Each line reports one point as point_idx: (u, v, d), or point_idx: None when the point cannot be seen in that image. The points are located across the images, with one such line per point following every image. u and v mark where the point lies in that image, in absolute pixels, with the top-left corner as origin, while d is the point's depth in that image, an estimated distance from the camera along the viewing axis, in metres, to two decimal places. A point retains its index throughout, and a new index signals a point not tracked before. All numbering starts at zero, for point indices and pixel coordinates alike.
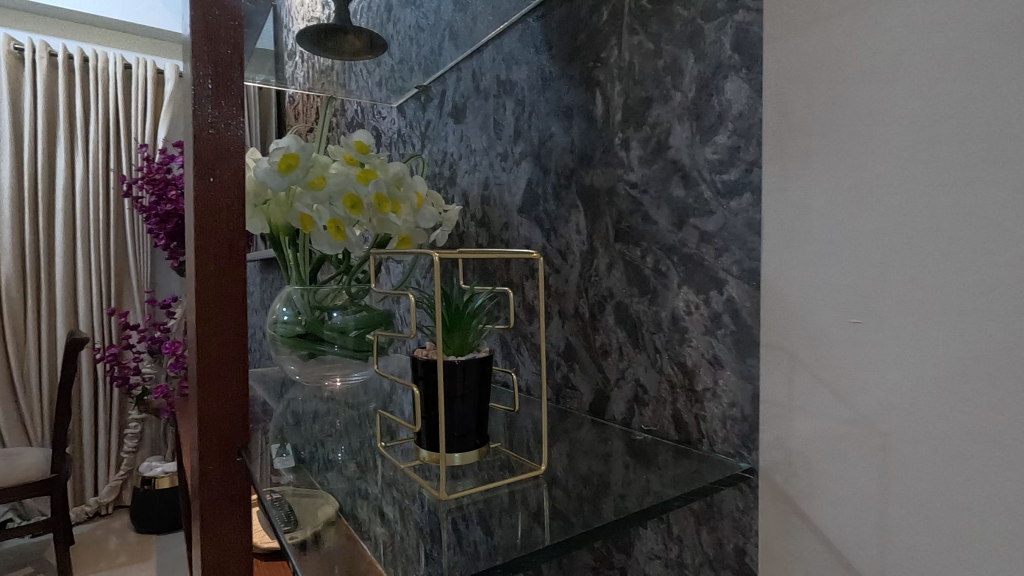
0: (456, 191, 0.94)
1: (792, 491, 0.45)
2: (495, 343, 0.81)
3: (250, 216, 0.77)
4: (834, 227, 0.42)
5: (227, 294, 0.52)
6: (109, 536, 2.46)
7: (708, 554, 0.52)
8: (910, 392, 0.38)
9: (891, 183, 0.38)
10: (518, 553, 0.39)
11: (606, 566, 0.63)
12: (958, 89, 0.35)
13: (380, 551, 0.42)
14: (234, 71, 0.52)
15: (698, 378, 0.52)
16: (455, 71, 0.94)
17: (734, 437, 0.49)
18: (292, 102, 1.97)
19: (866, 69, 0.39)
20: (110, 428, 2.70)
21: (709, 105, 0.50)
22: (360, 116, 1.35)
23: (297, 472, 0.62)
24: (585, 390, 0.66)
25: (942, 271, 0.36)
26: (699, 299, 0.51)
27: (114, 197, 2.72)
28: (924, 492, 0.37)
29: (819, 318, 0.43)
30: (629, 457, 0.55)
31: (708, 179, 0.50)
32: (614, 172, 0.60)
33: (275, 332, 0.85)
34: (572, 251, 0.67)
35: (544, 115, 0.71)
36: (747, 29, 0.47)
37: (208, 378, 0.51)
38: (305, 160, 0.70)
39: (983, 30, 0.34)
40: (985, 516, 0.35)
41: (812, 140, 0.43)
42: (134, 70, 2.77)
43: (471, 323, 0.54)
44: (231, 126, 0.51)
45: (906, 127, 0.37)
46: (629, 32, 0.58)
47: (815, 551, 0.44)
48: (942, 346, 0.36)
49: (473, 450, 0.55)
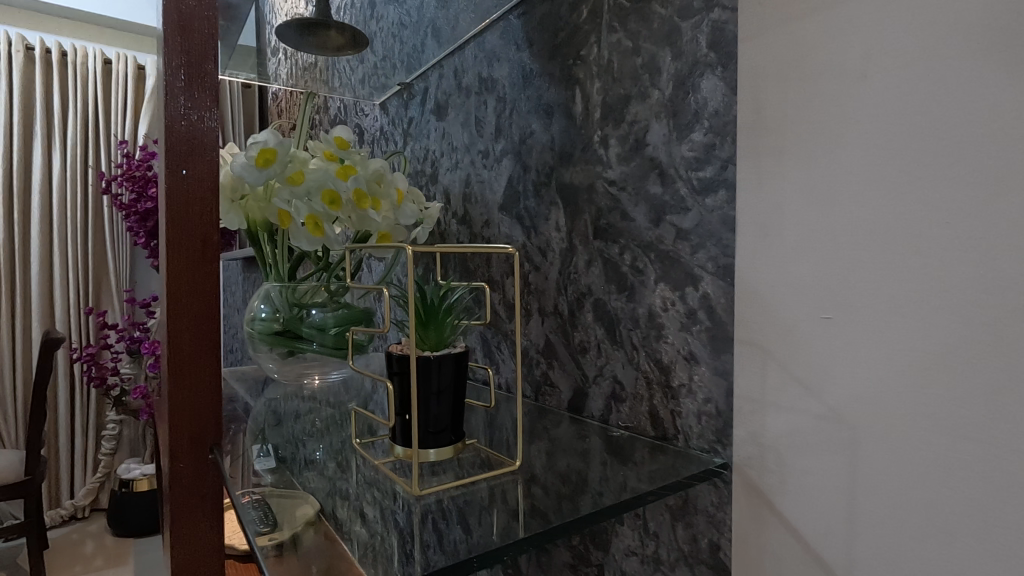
0: (437, 189, 0.94)
1: (765, 486, 0.45)
2: (475, 341, 0.81)
3: (226, 211, 0.76)
4: (807, 224, 0.42)
5: (201, 288, 0.51)
6: (84, 540, 2.41)
7: (683, 549, 0.52)
8: (879, 386, 0.38)
9: (860, 179, 0.39)
10: (492, 548, 0.40)
11: (584, 564, 0.63)
12: (924, 88, 0.36)
13: (361, 552, 0.42)
14: (208, 63, 0.51)
15: (674, 374, 0.52)
16: (438, 68, 0.94)
17: (708, 433, 0.49)
18: (275, 100, 1.95)
19: (837, 68, 0.40)
20: (88, 430, 2.65)
21: (685, 102, 0.50)
22: (343, 113, 1.34)
23: (276, 473, 0.62)
24: (563, 388, 0.66)
25: (910, 266, 0.36)
26: (675, 295, 0.52)
27: (93, 193, 2.67)
28: (893, 485, 0.38)
29: (792, 314, 0.43)
30: (607, 453, 0.55)
31: (685, 177, 0.50)
32: (593, 170, 0.60)
33: (252, 330, 0.84)
34: (552, 249, 0.67)
35: (525, 112, 0.71)
36: (723, 27, 0.47)
37: (180, 375, 0.50)
38: (283, 155, 0.69)
39: (948, 31, 0.34)
40: (951, 508, 0.35)
41: (785, 138, 0.43)
42: (114, 65, 2.72)
43: (445, 319, 0.54)
44: (205, 118, 0.50)
45: (875, 124, 0.38)
46: (609, 30, 0.58)
47: (786, 544, 0.44)
48: (909, 341, 0.37)
49: (448, 446, 0.54)
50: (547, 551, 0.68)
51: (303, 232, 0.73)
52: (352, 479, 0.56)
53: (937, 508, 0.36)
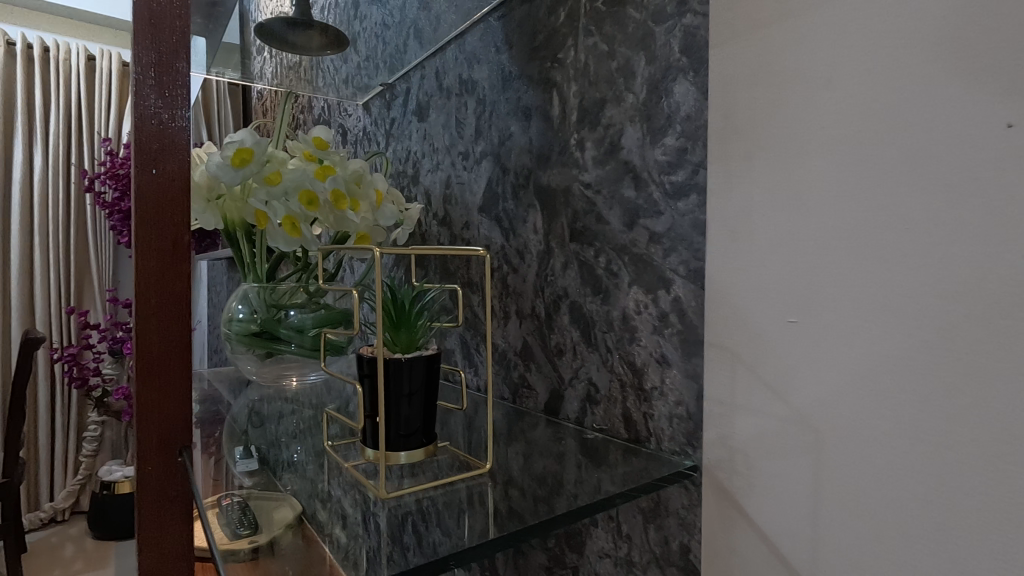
0: (418, 190, 0.93)
1: (733, 488, 0.46)
2: (455, 343, 0.81)
3: (201, 211, 0.75)
4: (774, 228, 0.43)
5: (169, 290, 0.49)
6: (63, 544, 2.37)
7: (655, 552, 0.52)
8: (844, 390, 0.39)
9: (824, 185, 0.39)
10: (464, 546, 0.40)
11: (559, 566, 0.63)
12: (884, 97, 0.36)
13: (341, 554, 0.43)
14: (179, 60, 0.49)
15: (646, 376, 0.52)
16: (420, 70, 0.93)
17: (679, 435, 0.50)
18: (260, 98, 1.94)
19: (803, 75, 0.41)
20: (68, 431, 2.61)
21: (659, 106, 0.51)
22: (327, 113, 1.34)
23: (255, 476, 0.63)
24: (540, 390, 0.66)
25: (872, 272, 0.37)
26: (648, 298, 0.52)
27: (76, 191, 2.63)
28: (854, 487, 0.38)
29: (759, 318, 0.43)
30: (582, 456, 0.55)
31: (658, 180, 0.51)
32: (570, 172, 0.61)
33: (230, 331, 0.84)
34: (529, 251, 0.67)
35: (504, 115, 0.71)
36: (695, 33, 0.48)
37: (148, 376, 0.48)
38: (260, 155, 0.68)
39: (908, 40, 0.35)
40: (910, 510, 0.36)
41: (754, 144, 0.44)
42: (98, 61, 2.69)
43: (416, 322, 0.54)
44: (177, 117, 0.49)
45: (839, 130, 0.38)
46: (585, 33, 0.58)
47: (753, 546, 0.44)
48: (870, 345, 0.37)
49: (419, 449, 0.54)
50: (523, 553, 0.68)
51: (280, 232, 0.72)
52: (327, 480, 0.56)
53: (897, 510, 0.36)
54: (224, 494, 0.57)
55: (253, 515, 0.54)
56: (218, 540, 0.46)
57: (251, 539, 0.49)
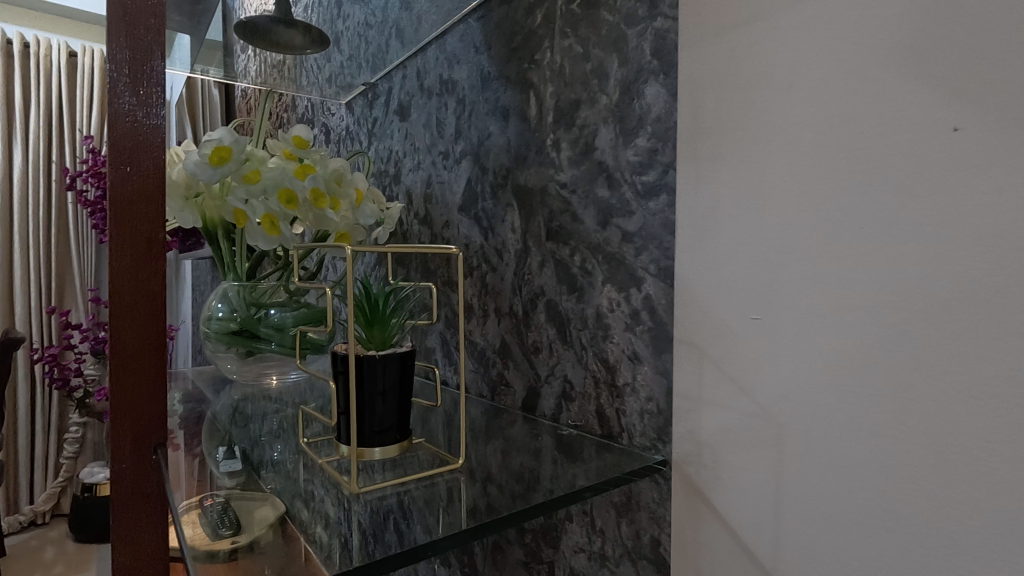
0: (400, 189, 0.94)
1: (701, 482, 0.47)
2: (436, 342, 0.82)
3: (179, 209, 0.74)
4: (740, 228, 0.44)
5: (144, 288, 0.47)
6: (42, 547, 2.33)
7: (627, 545, 0.53)
8: (805, 385, 0.40)
9: (786, 186, 0.40)
10: (438, 536, 0.42)
11: (535, 562, 0.64)
12: (841, 100, 0.37)
13: (321, 550, 0.43)
14: (154, 59, 0.48)
15: (619, 373, 0.53)
16: (401, 69, 0.94)
17: (650, 431, 0.51)
18: (243, 97, 1.92)
19: (766, 78, 0.42)
20: (49, 433, 2.57)
21: (631, 108, 0.51)
22: (311, 112, 1.33)
23: (235, 475, 0.63)
24: (518, 387, 0.66)
25: (831, 270, 0.38)
26: (620, 296, 0.53)
27: (56, 190, 2.59)
28: (815, 479, 0.39)
29: (725, 315, 0.45)
30: (558, 452, 0.56)
31: (630, 180, 0.52)
32: (546, 172, 0.61)
33: (209, 330, 0.83)
34: (507, 250, 0.67)
35: (482, 114, 0.72)
36: (665, 36, 0.49)
37: (124, 374, 0.47)
38: (238, 153, 0.69)
39: (864, 46, 0.36)
40: (865, 500, 0.37)
41: (720, 145, 0.45)
42: (80, 58, 2.65)
43: (390, 319, 0.54)
44: (150, 115, 0.47)
45: (799, 132, 0.40)
46: (561, 35, 0.59)
47: (720, 538, 0.45)
48: (829, 340, 0.38)
49: (394, 445, 0.55)
50: (501, 549, 0.69)
51: (259, 230, 0.72)
52: (306, 479, 0.56)
53: (853, 501, 0.38)
54: (206, 494, 0.57)
55: (234, 516, 0.52)
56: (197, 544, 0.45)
57: (234, 540, 0.48)
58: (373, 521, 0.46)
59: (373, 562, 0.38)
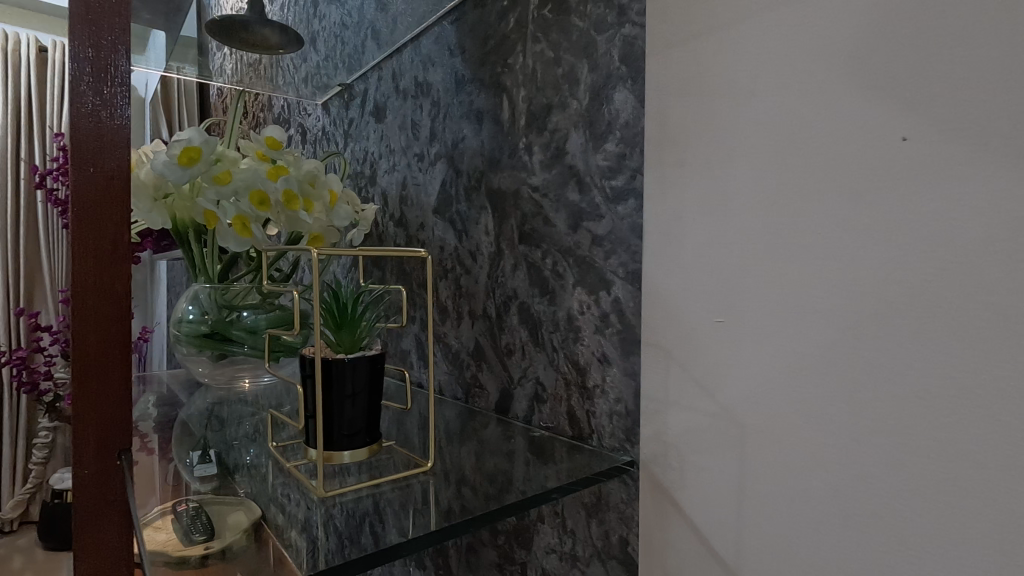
0: (376, 190, 0.93)
1: (667, 482, 0.48)
2: (411, 344, 0.82)
3: (147, 210, 0.73)
4: (703, 233, 0.44)
5: (109, 290, 0.43)
6: (10, 556, 2.26)
7: (597, 545, 0.54)
8: (764, 386, 0.41)
9: (747, 193, 0.41)
10: (411, 536, 0.42)
11: (508, 563, 0.64)
12: (797, 110, 0.38)
13: (298, 556, 0.42)
14: (119, 57, 0.44)
15: (589, 375, 0.54)
16: (377, 71, 0.93)
17: (618, 432, 0.51)
18: (218, 96, 1.90)
19: (727, 87, 0.43)
20: (17, 438, 2.50)
21: (600, 113, 0.52)
22: (286, 112, 1.32)
23: (206, 480, 0.61)
24: (491, 389, 0.67)
25: (788, 275, 0.39)
26: (591, 299, 0.54)
27: (25, 190, 2.52)
28: (774, 479, 0.40)
29: (689, 318, 0.45)
30: (530, 453, 0.56)
31: (599, 185, 0.52)
32: (518, 176, 0.62)
33: (179, 332, 0.82)
34: (481, 253, 0.68)
35: (457, 117, 0.72)
36: (633, 42, 0.49)
37: (82, 382, 0.42)
38: (208, 154, 0.68)
39: (818, 58, 0.37)
40: (821, 499, 0.38)
41: (685, 151, 0.45)
42: (49, 54, 2.58)
43: (359, 322, 0.54)
44: (115, 116, 0.43)
45: (758, 139, 0.41)
46: (533, 40, 0.59)
47: (685, 537, 0.46)
48: (786, 344, 0.39)
49: (363, 448, 0.55)
50: (475, 551, 0.69)
51: (230, 232, 0.71)
52: (277, 484, 0.56)
53: (809, 499, 0.39)
54: (179, 500, 0.55)
55: (207, 518, 0.52)
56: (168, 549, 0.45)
57: (206, 545, 0.48)
58: (350, 525, 0.45)
59: (346, 564, 0.38)
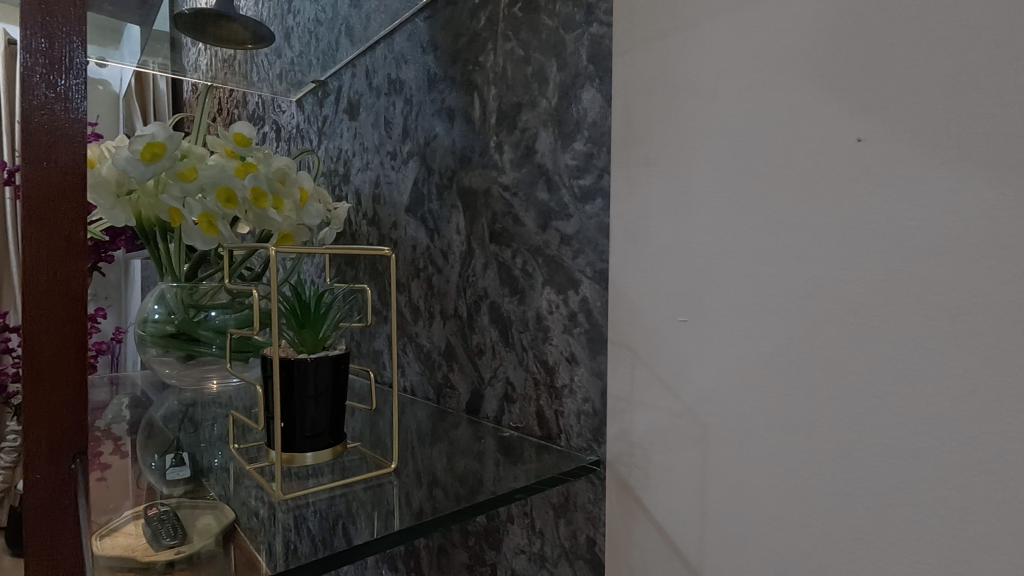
0: (349, 189, 0.92)
1: (633, 481, 0.48)
2: (383, 344, 0.81)
3: (110, 207, 0.71)
4: (668, 232, 0.44)
5: (62, 286, 0.40)
6: None
7: (564, 545, 0.54)
8: (727, 385, 0.41)
9: (708, 192, 0.42)
10: (379, 535, 0.42)
11: (479, 564, 0.64)
12: (758, 111, 0.39)
13: (266, 556, 0.41)
14: (75, 48, 0.41)
15: (557, 374, 0.54)
16: (351, 68, 0.92)
17: (586, 432, 0.51)
18: (192, 92, 1.86)
19: (690, 86, 0.43)
20: None
21: (569, 112, 0.52)
22: (261, 109, 1.30)
23: (169, 482, 0.60)
24: (461, 390, 0.66)
25: (749, 275, 0.39)
26: (559, 298, 0.54)
27: None
28: (737, 478, 0.41)
29: (655, 317, 0.45)
30: (499, 454, 0.56)
31: (568, 184, 0.52)
32: (489, 175, 0.61)
33: (145, 332, 0.80)
34: (452, 252, 0.67)
35: (429, 115, 0.71)
36: (600, 41, 0.49)
37: (34, 384, 0.39)
38: (173, 150, 0.67)
39: (778, 59, 0.38)
40: (780, 497, 0.38)
41: (650, 150, 0.45)
42: None
43: (323, 321, 0.53)
44: (70, 107, 0.40)
45: (721, 139, 0.41)
46: (503, 39, 0.59)
47: (650, 535, 0.46)
48: (747, 343, 0.40)
49: (327, 450, 0.54)
50: (446, 552, 0.69)
51: (196, 230, 0.70)
52: (242, 486, 0.55)
53: (770, 497, 0.39)
54: (149, 503, 0.54)
55: (180, 523, 0.51)
56: (133, 556, 0.44)
57: (177, 551, 0.46)
58: (322, 526, 0.44)
59: (314, 564, 0.37)
